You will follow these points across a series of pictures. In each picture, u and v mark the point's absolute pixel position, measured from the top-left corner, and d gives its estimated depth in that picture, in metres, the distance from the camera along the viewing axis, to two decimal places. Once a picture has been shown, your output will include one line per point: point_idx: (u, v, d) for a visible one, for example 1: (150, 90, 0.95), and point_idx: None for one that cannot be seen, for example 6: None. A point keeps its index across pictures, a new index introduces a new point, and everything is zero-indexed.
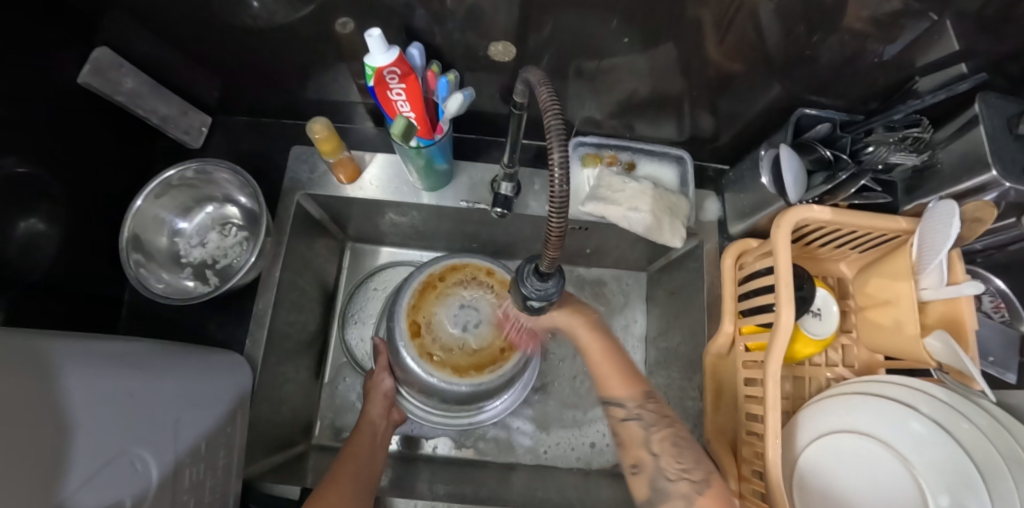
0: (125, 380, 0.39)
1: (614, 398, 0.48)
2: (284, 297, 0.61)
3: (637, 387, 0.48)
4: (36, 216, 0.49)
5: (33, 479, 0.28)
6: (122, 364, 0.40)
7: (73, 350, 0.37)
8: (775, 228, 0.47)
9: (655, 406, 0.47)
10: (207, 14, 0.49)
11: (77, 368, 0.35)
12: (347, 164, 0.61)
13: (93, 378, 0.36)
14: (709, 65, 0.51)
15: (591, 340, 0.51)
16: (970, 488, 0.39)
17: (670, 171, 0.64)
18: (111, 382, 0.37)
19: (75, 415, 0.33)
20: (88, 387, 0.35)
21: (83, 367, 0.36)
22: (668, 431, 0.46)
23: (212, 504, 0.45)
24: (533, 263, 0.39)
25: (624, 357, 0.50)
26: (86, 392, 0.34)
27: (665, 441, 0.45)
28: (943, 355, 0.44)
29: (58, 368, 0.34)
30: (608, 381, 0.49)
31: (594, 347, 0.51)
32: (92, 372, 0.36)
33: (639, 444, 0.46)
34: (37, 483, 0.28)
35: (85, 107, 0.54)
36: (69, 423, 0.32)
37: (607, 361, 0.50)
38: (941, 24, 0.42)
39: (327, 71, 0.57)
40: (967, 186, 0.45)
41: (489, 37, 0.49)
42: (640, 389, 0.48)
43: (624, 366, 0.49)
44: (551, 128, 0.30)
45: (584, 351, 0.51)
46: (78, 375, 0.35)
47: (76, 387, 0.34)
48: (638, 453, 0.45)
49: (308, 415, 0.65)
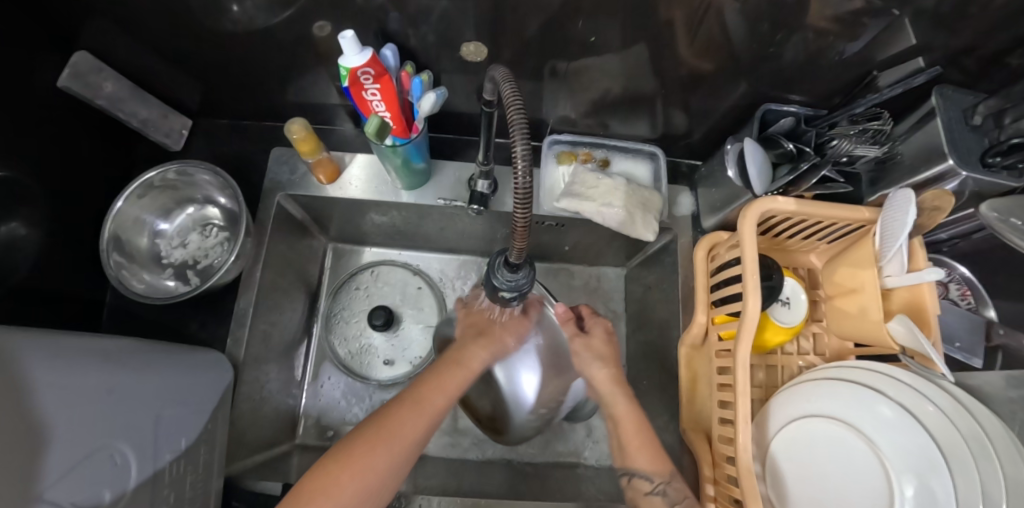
0: (98, 377, 0.39)
1: (633, 469, 0.49)
2: (266, 297, 0.61)
3: (662, 464, 0.48)
4: (16, 220, 0.49)
5: (7, 483, 0.29)
6: (95, 360, 0.41)
7: (39, 349, 0.37)
8: (741, 219, 0.48)
9: (680, 486, 0.47)
10: (188, 19, 0.50)
11: (46, 368, 0.36)
12: (326, 164, 0.62)
13: (64, 378, 0.36)
14: (680, 64, 0.53)
15: (625, 413, 0.53)
16: (934, 471, 0.39)
17: (644, 167, 0.66)
18: (84, 380, 0.38)
19: (45, 414, 0.34)
20: (59, 386, 0.36)
21: (52, 366, 0.36)
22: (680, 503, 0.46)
23: (194, 499, 0.46)
24: (503, 255, 0.41)
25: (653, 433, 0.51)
26: (56, 392, 0.35)
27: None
28: (905, 338, 0.45)
29: (24, 369, 0.34)
30: (630, 451, 0.50)
31: (626, 418, 0.52)
32: (60, 371, 0.37)
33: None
34: (14, 486, 0.29)
35: (66, 111, 0.55)
36: (38, 424, 0.33)
37: (638, 436, 0.51)
38: (899, 21, 0.44)
39: (306, 73, 0.58)
40: (927, 176, 0.47)
41: (463, 38, 0.50)
42: (667, 468, 0.48)
43: (654, 443, 0.50)
44: (515, 126, 0.31)
45: (616, 421, 0.53)
46: (46, 376, 0.35)
47: (45, 390, 0.34)
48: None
49: (290, 414, 0.66)
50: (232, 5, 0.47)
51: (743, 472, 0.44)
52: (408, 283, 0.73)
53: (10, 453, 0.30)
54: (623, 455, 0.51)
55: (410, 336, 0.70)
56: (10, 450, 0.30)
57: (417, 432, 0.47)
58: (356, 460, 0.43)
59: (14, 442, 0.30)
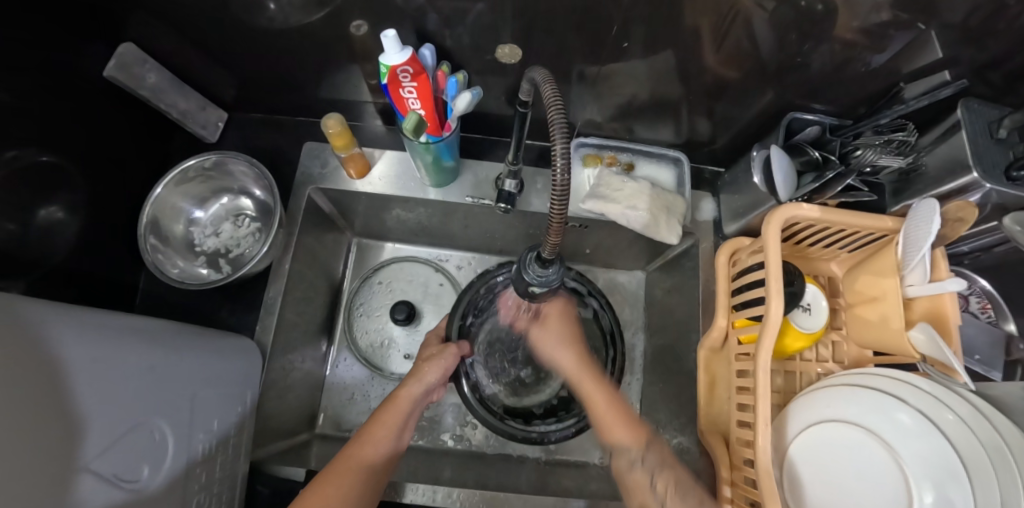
0: (137, 354, 0.39)
1: (616, 440, 0.50)
2: (294, 288, 0.63)
3: (637, 432, 0.50)
4: (56, 204, 0.51)
5: (52, 460, 0.30)
6: (130, 333, 0.40)
7: (70, 319, 0.35)
8: (765, 226, 0.49)
9: (659, 452, 0.48)
10: (230, 15, 0.52)
11: (84, 341, 0.35)
12: (358, 159, 0.63)
13: (104, 353, 0.36)
14: (706, 71, 0.54)
15: (595, 393, 0.55)
16: (954, 478, 0.39)
17: (668, 172, 0.67)
18: (123, 356, 0.38)
19: (80, 391, 0.33)
20: (99, 362, 0.35)
21: (84, 340, 0.35)
22: (671, 474, 0.45)
23: (222, 482, 0.47)
24: (535, 251, 0.42)
25: (626, 408, 0.54)
26: (95, 368, 0.35)
27: (669, 484, 0.43)
28: (925, 346, 0.46)
29: (66, 344, 0.34)
30: (611, 426, 0.52)
31: (598, 400, 0.55)
32: (96, 344, 0.36)
33: (645, 488, 0.45)
34: (63, 462, 0.30)
35: (109, 100, 0.57)
36: (76, 400, 0.33)
37: (612, 409, 0.53)
38: (926, 34, 0.45)
39: (341, 71, 0.60)
40: (951, 187, 0.47)
41: (496, 41, 0.51)
42: (641, 434, 0.50)
43: (627, 416, 0.52)
44: (555, 126, 0.32)
45: (591, 406, 0.55)
46: (84, 351, 0.35)
47: (85, 365, 0.34)
48: (645, 498, 0.44)
49: (312, 405, 0.67)
50: (271, 2, 0.49)
51: (761, 474, 0.44)
52: (430, 279, 0.74)
53: (47, 430, 0.30)
54: (604, 432, 0.52)
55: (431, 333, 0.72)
56: (49, 426, 0.30)
57: (403, 413, 0.53)
58: (360, 456, 0.47)
59: (51, 419, 0.30)
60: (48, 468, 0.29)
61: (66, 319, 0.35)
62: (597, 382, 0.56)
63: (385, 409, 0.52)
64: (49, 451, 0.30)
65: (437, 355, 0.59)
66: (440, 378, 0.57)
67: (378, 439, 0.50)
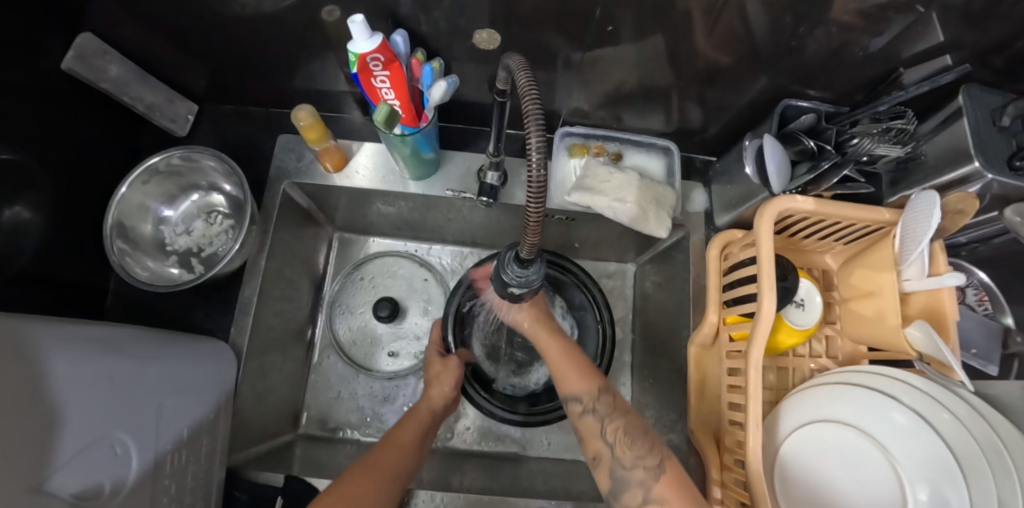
0: (81, 366, 0.37)
1: (570, 393, 0.49)
2: (271, 287, 0.61)
3: (591, 381, 0.49)
4: (20, 204, 0.48)
5: (15, 476, 0.28)
6: (70, 345, 0.37)
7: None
8: (758, 218, 0.47)
9: (608, 399, 0.48)
10: (192, 2, 0.49)
11: (17, 358, 0.32)
12: (333, 152, 0.61)
13: (41, 370, 0.34)
14: (697, 56, 0.51)
15: (549, 342, 0.54)
16: (949, 479, 0.37)
17: (658, 162, 0.65)
18: (64, 369, 0.35)
19: (28, 408, 0.31)
20: (37, 377, 0.33)
21: (16, 357, 0.32)
22: (621, 422, 0.46)
23: (195, 490, 0.46)
24: (514, 249, 0.40)
25: (581, 357, 0.53)
26: (32, 384, 0.32)
27: (618, 432, 0.45)
28: (924, 345, 0.44)
29: (19, 357, 0.32)
30: (566, 377, 0.51)
31: (553, 347, 0.53)
32: (35, 357, 0.34)
33: (598, 436, 0.46)
34: (19, 484, 0.28)
35: (72, 94, 0.54)
36: (18, 418, 0.30)
37: (567, 360, 0.52)
38: (927, 17, 0.42)
39: (314, 60, 0.57)
40: (952, 177, 0.45)
41: (474, 25, 0.48)
42: (595, 383, 0.49)
43: (582, 364, 0.52)
44: (529, 114, 0.30)
45: (544, 353, 0.54)
46: (13, 368, 0.32)
47: (18, 383, 0.31)
48: (597, 445, 0.46)
49: (294, 405, 0.65)
50: None
51: (753, 478, 0.42)
52: (414, 275, 0.73)
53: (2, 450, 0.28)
54: (559, 383, 0.52)
55: (416, 329, 0.71)
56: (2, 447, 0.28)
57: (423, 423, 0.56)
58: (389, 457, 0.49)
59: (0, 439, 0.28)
60: (11, 484, 0.28)
61: (14, 334, 0.34)
62: (553, 332, 0.54)
63: (404, 422, 0.56)
64: (5, 474, 0.28)
65: (441, 372, 0.61)
66: (449, 394, 0.60)
67: (405, 440, 0.53)
